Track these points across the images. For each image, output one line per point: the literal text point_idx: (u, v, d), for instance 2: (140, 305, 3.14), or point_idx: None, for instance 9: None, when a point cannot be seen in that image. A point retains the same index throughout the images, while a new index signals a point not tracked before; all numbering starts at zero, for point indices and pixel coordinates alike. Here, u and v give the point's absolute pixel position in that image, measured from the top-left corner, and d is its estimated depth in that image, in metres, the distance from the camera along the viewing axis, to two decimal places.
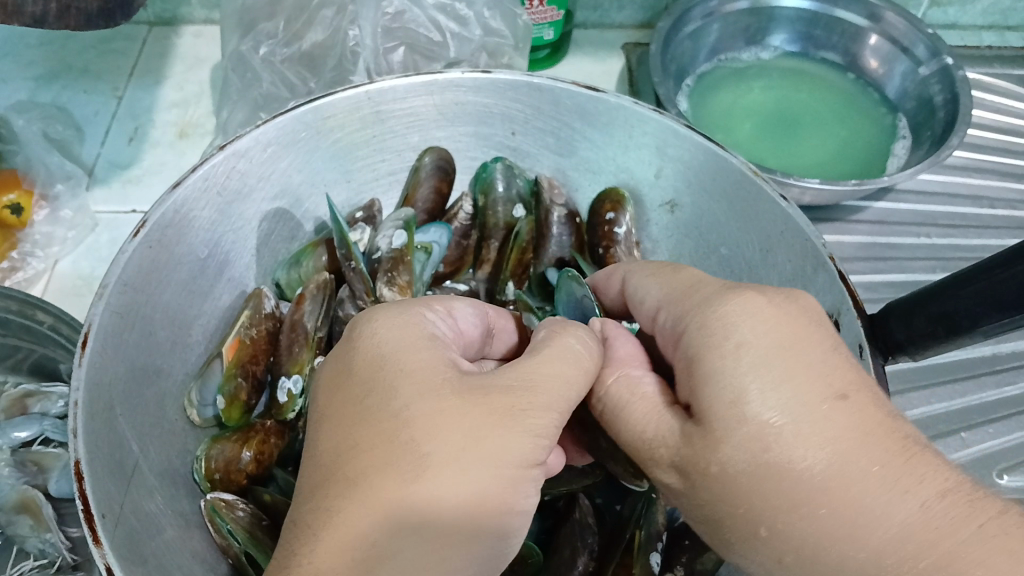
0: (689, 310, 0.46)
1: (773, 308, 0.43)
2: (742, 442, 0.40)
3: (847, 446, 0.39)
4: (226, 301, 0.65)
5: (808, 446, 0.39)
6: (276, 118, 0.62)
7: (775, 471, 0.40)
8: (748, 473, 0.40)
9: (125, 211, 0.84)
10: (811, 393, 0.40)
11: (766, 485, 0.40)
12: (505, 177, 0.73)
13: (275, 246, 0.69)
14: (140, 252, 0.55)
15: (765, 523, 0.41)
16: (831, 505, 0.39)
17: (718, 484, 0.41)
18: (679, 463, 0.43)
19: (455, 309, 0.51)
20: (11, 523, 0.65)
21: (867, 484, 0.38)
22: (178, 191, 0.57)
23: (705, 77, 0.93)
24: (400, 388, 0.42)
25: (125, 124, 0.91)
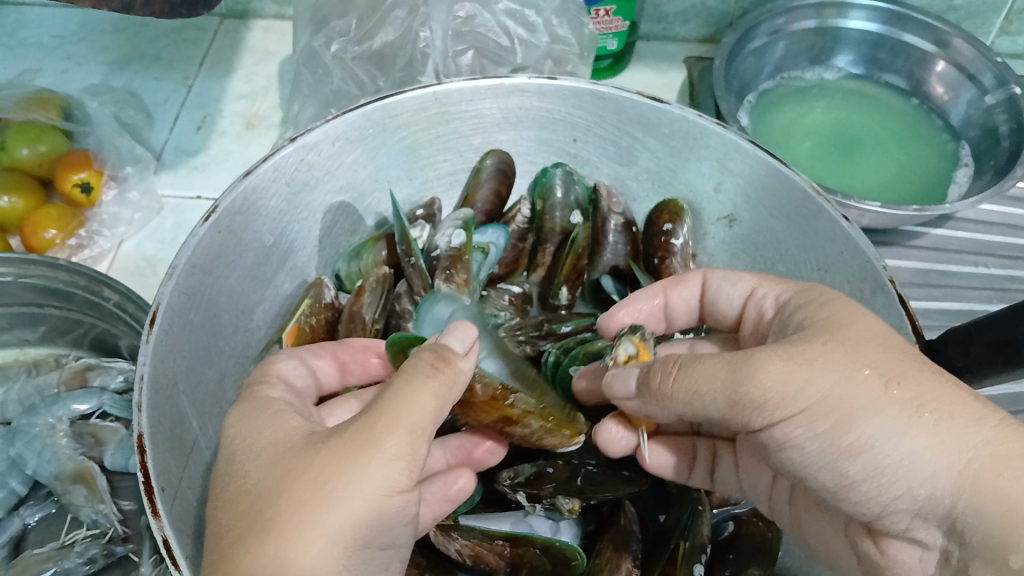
0: (798, 289, 0.51)
1: None
2: (853, 347, 0.42)
3: (947, 374, 0.41)
4: (287, 289, 0.67)
5: (914, 360, 0.41)
6: (346, 113, 0.63)
7: (874, 356, 0.41)
8: (854, 365, 0.41)
9: (191, 197, 0.86)
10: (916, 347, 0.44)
11: (868, 378, 0.40)
12: (564, 183, 0.73)
13: (337, 239, 0.70)
14: (210, 236, 0.57)
15: (888, 423, 0.39)
16: (944, 395, 0.39)
17: (825, 372, 0.41)
18: (780, 368, 0.41)
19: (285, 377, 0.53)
20: (67, 491, 0.66)
21: (970, 396, 0.39)
22: (248, 180, 0.59)
23: (766, 95, 0.93)
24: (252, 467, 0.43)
25: (193, 113, 0.93)
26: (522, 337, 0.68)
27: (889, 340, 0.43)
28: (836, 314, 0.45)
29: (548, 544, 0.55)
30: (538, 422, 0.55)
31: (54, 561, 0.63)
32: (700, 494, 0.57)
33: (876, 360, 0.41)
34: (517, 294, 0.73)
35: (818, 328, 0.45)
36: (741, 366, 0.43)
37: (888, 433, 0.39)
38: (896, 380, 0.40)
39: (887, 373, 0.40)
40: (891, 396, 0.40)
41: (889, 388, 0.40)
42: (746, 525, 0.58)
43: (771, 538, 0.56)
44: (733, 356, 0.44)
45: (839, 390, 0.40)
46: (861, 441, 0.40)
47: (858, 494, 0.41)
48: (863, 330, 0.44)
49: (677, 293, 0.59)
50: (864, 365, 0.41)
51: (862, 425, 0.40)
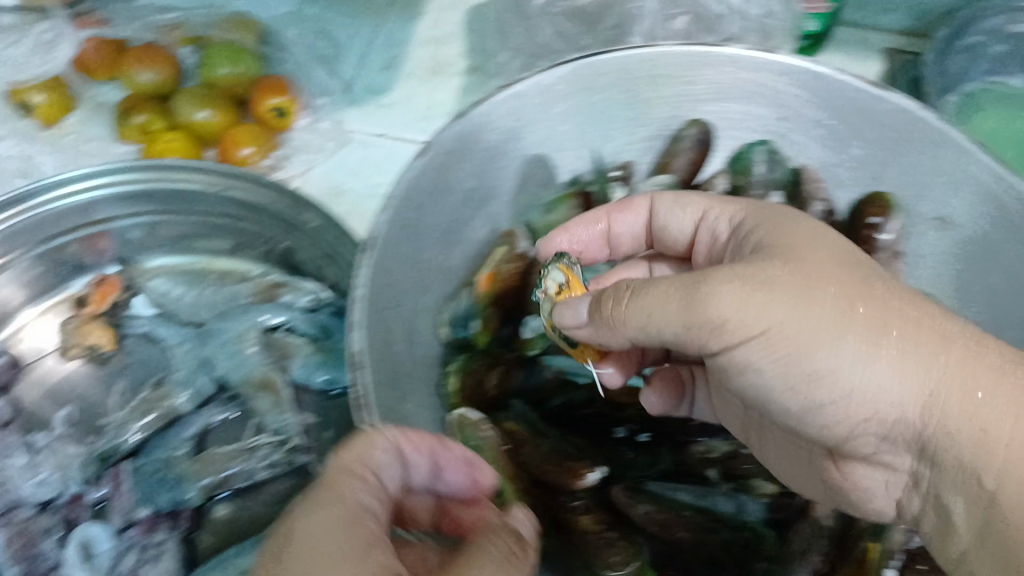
0: (750, 212, 0.55)
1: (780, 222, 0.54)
2: (840, 288, 0.44)
3: (903, 301, 0.45)
4: (482, 235, 0.67)
5: (876, 291, 0.45)
6: (558, 66, 0.63)
7: (830, 274, 0.45)
8: (818, 293, 0.44)
9: (376, 133, 0.85)
10: (873, 272, 0.47)
11: (831, 299, 0.44)
12: (767, 162, 0.71)
13: (532, 190, 0.70)
14: (422, 171, 0.58)
15: (876, 367, 0.44)
16: (918, 329, 0.44)
17: (786, 304, 0.44)
18: (729, 295, 0.44)
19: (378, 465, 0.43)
20: (253, 397, 0.68)
21: (933, 326, 0.44)
22: (459, 122, 0.60)
23: (970, 98, 0.87)
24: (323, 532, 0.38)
25: (381, 54, 0.90)
26: None
27: (851, 260, 0.47)
28: (784, 237, 0.49)
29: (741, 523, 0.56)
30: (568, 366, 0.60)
31: (240, 459, 0.65)
32: None
33: (836, 300, 0.44)
34: None
35: (782, 250, 0.48)
36: (693, 292, 0.45)
37: (866, 367, 0.44)
38: (892, 330, 0.44)
39: (849, 295, 0.44)
40: (856, 326, 0.44)
41: (864, 326, 0.44)
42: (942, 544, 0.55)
43: None
44: (685, 281, 0.46)
45: (803, 325, 0.44)
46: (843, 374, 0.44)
47: (829, 412, 0.47)
48: (804, 248, 0.47)
49: (621, 220, 0.63)
50: (828, 294, 0.44)
51: (842, 367, 0.44)
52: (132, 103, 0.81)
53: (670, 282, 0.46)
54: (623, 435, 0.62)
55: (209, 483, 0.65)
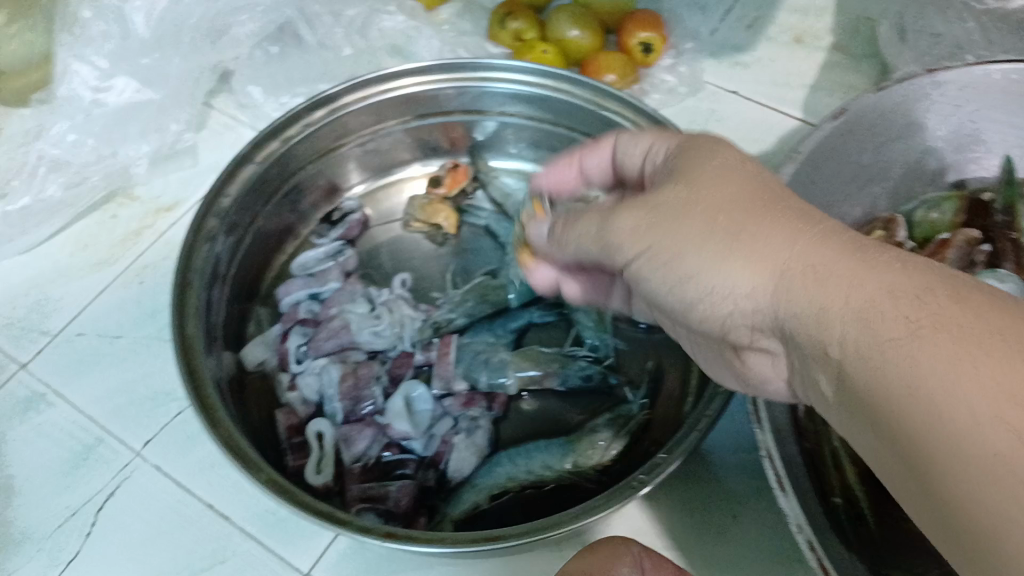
0: (686, 143, 0.45)
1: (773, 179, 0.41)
2: (734, 221, 0.38)
3: (791, 223, 0.37)
4: (859, 213, 0.65)
5: (787, 245, 0.36)
6: (988, 64, 0.59)
7: (732, 214, 0.38)
8: (727, 244, 0.37)
9: (728, 89, 0.85)
10: (796, 207, 0.38)
11: (741, 259, 0.37)
12: None
13: (915, 184, 0.67)
14: (832, 134, 0.58)
15: (738, 279, 0.37)
16: (775, 232, 0.36)
17: (703, 250, 0.38)
18: (707, 252, 0.38)
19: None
20: (579, 309, 0.68)
21: (909, 286, 0.31)
22: (879, 95, 0.59)
23: None
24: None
25: (746, 12, 0.90)
26: None
27: (730, 174, 0.40)
28: (726, 165, 0.41)
29: None
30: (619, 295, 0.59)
31: (560, 362, 0.66)
32: None
33: (681, 219, 0.40)
34: None
35: (677, 171, 0.43)
36: (675, 254, 0.40)
37: (720, 279, 0.38)
38: (723, 240, 0.38)
39: (718, 210, 0.39)
40: (904, 291, 0.31)
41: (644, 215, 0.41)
42: None
43: None
44: (603, 211, 0.45)
45: (682, 235, 0.39)
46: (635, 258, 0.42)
47: (702, 314, 0.41)
48: (699, 173, 0.41)
49: (586, 159, 0.52)
50: (672, 198, 0.41)
51: (697, 268, 0.39)
52: (510, 9, 0.84)
53: (637, 236, 0.41)
54: None
55: (530, 375, 0.65)
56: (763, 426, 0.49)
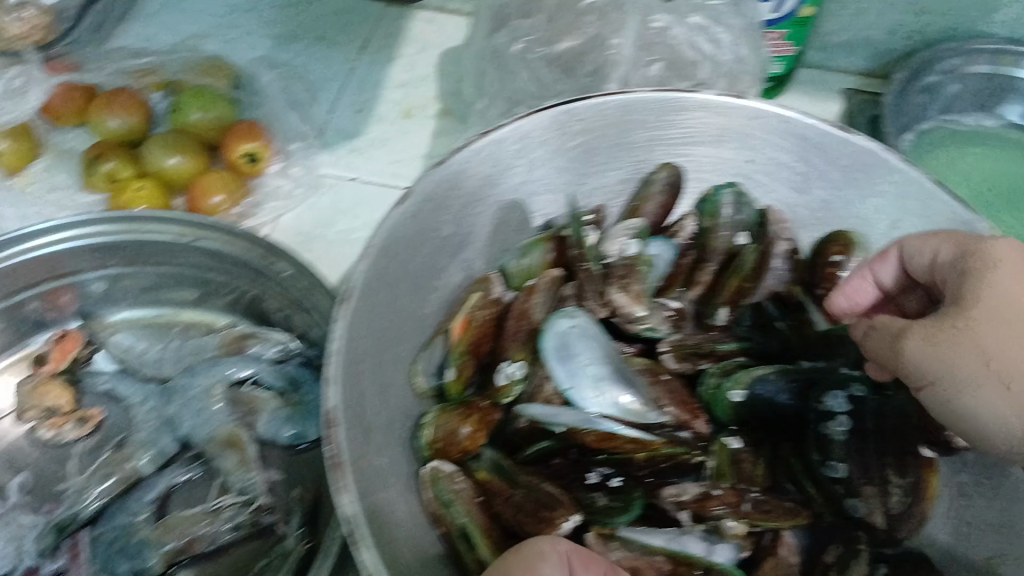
0: (969, 250, 0.54)
1: (1022, 280, 0.50)
2: (999, 366, 0.47)
3: (1003, 342, 0.48)
4: (456, 280, 0.67)
5: (1014, 358, 0.48)
6: (535, 113, 0.64)
7: (990, 356, 0.48)
8: (989, 378, 0.48)
9: (346, 178, 0.84)
10: None
11: (990, 374, 0.48)
12: (734, 204, 0.72)
13: (505, 237, 0.70)
14: (400, 220, 0.59)
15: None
16: (1013, 353, 0.48)
17: (959, 354, 0.48)
18: (988, 391, 0.48)
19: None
20: (217, 456, 0.69)
21: None
22: (439, 171, 0.61)
23: (925, 136, 0.93)
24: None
25: (353, 97, 0.91)
26: (683, 352, 0.68)
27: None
28: (1006, 293, 0.50)
29: (711, 566, 0.56)
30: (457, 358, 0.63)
31: (204, 521, 0.66)
32: (860, 534, 0.59)
33: (1021, 325, 0.48)
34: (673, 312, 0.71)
35: (976, 265, 0.52)
36: (943, 391, 0.49)
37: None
38: (993, 355, 0.48)
39: (1002, 368, 0.47)
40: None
41: (1002, 331, 0.48)
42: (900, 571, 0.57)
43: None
44: (889, 334, 0.53)
45: (969, 366, 0.48)
46: (996, 363, 0.48)
47: (970, 433, 0.49)
48: (994, 280, 0.51)
49: (882, 271, 0.62)
50: (1019, 308, 0.49)
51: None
52: (98, 152, 0.81)
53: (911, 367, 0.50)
54: (596, 480, 0.60)
55: (173, 547, 0.64)
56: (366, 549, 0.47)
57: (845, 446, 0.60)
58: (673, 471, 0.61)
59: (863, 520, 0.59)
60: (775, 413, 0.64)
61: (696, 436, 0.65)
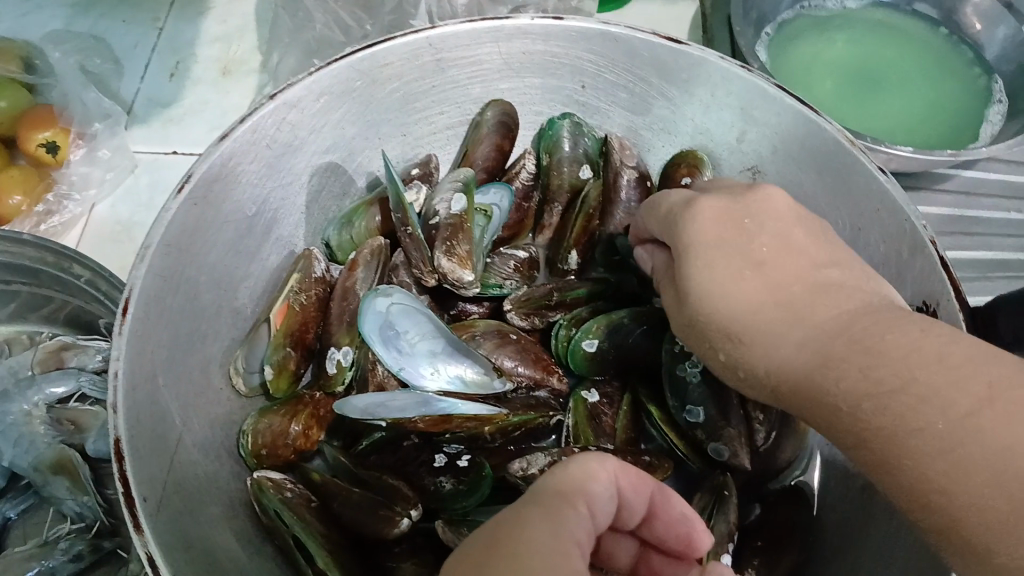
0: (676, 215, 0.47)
1: (720, 218, 0.45)
2: (731, 343, 0.43)
3: (725, 314, 0.42)
4: (274, 261, 0.60)
5: (754, 329, 0.41)
6: (329, 64, 0.57)
7: (720, 316, 0.43)
8: (724, 354, 0.43)
9: (166, 152, 0.81)
10: (734, 272, 0.43)
11: (721, 353, 0.43)
12: (572, 135, 0.68)
13: (326, 203, 0.64)
14: (184, 209, 0.51)
15: (787, 352, 0.40)
16: (743, 318, 0.42)
17: (731, 341, 0.42)
18: (739, 376, 0.43)
19: (599, 503, 0.34)
20: (48, 483, 0.64)
21: (780, 322, 0.41)
22: (224, 145, 0.53)
23: (785, 26, 0.88)
24: (545, 527, 0.32)
25: (166, 59, 0.86)
26: (530, 308, 0.63)
27: (746, 271, 0.43)
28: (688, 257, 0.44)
29: None
30: (277, 355, 0.57)
31: (38, 558, 0.61)
32: (725, 479, 0.54)
33: (752, 290, 0.42)
34: (523, 260, 0.66)
35: (678, 243, 0.46)
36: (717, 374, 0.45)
37: (768, 343, 0.41)
38: (723, 343, 0.43)
39: (727, 343, 0.43)
40: (824, 347, 0.38)
41: (717, 331, 0.43)
42: (774, 510, 0.54)
43: (804, 521, 0.54)
44: (676, 311, 0.46)
45: (711, 353, 0.44)
46: (724, 358, 0.43)
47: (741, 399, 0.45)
48: (693, 268, 0.44)
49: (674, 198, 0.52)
50: (711, 300, 0.43)
51: (750, 348, 0.41)
52: None
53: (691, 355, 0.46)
54: (442, 463, 0.55)
55: None
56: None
57: (702, 387, 0.57)
58: (524, 437, 0.58)
59: (728, 463, 0.56)
60: (630, 359, 0.60)
61: (554, 394, 0.61)
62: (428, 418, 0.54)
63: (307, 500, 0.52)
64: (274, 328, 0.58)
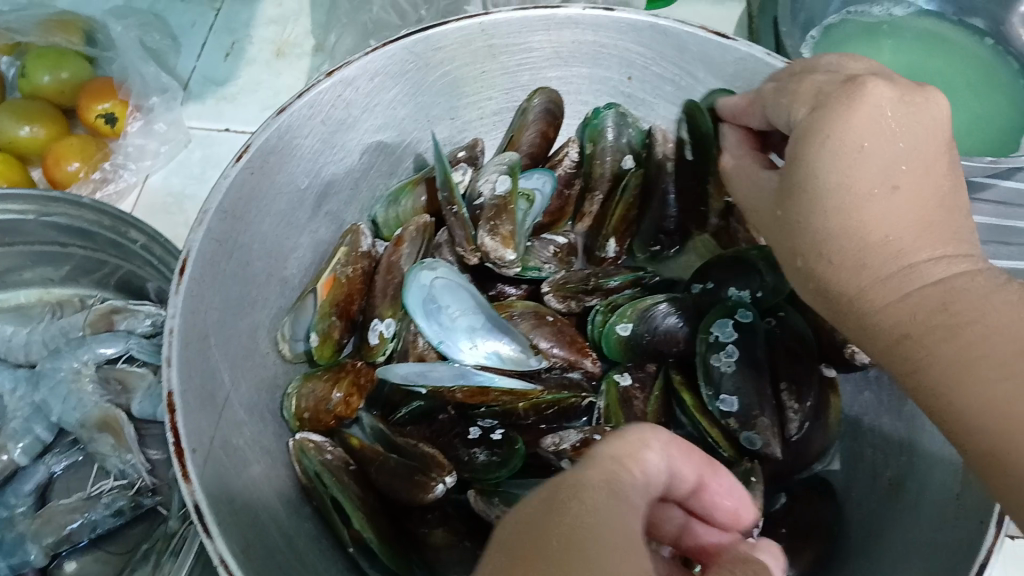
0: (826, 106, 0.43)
1: (869, 116, 0.42)
2: (831, 253, 0.43)
3: (838, 219, 0.42)
4: (323, 234, 0.62)
5: (852, 243, 0.42)
6: (386, 45, 0.59)
7: (834, 222, 0.42)
8: (814, 257, 0.44)
9: (219, 129, 0.83)
10: (859, 178, 0.42)
11: (812, 255, 0.44)
12: (617, 126, 0.68)
13: (374, 182, 0.65)
14: (242, 177, 0.53)
15: (876, 283, 0.41)
16: (856, 231, 0.42)
17: (829, 246, 0.43)
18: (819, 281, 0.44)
19: (651, 472, 0.35)
20: (93, 440, 0.66)
21: (880, 248, 0.41)
22: (281, 118, 0.55)
23: (832, 30, 0.89)
24: (606, 520, 0.31)
25: (222, 39, 0.88)
26: (568, 291, 0.64)
27: (873, 192, 0.41)
28: (831, 156, 0.42)
29: None
30: (322, 324, 0.59)
31: (82, 511, 0.64)
32: (752, 466, 0.54)
33: (873, 206, 0.41)
34: (562, 246, 0.68)
35: (802, 139, 0.43)
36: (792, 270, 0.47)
37: (856, 261, 0.42)
38: (820, 252, 0.43)
39: (824, 248, 0.43)
40: (920, 300, 0.39)
41: (804, 236, 0.44)
42: (801, 500, 0.55)
43: (830, 518, 0.54)
44: (785, 208, 0.46)
45: (803, 253, 0.45)
46: (802, 262, 0.45)
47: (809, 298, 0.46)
48: (813, 164, 0.43)
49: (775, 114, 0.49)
50: (827, 215, 0.43)
51: (834, 263, 0.43)
52: None
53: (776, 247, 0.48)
54: (476, 435, 0.57)
55: (52, 541, 0.63)
56: (215, 536, 0.42)
57: (735, 377, 0.57)
58: (557, 416, 0.59)
59: (761, 454, 0.56)
60: (664, 344, 0.61)
61: (587, 376, 0.61)
62: (466, 389, 0.56)
63: (346, 464, 0.54)
64: (319, 296, 0.59)
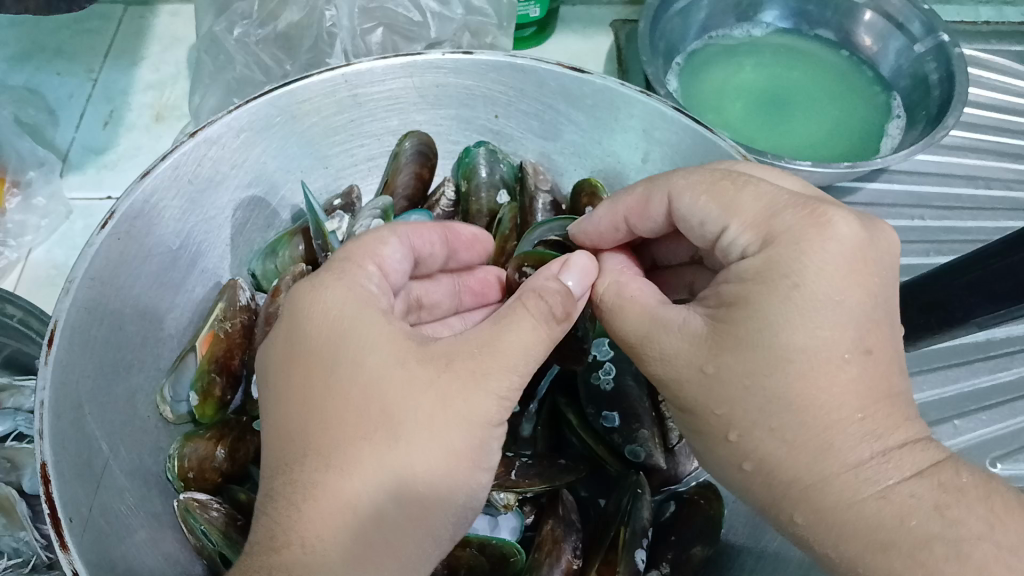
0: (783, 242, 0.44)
1: (843, 266, 0.43)
2: (778, 397, 0.43)
3: (799, 374, 0.43)
4: (200, 293, 0.63)
5: (811, 398, 0.42)
6: (250, 101, 0.60)
7: (789, 373, 0.43)
8: (750, 394, 0.44)
9: (101, 197, 0.83)
10: (836, 323, 0.43)
11: (746, 391, 0.44)
12: (488, 162, 0.71)
13: (250, 236, 0.66)
14: (109, 244, 0.53)
15: (835, 448, 0.42)
16: (819, 386, 0.42)
17: (777, 389, 0.43)
18: (746, 418, 0.44)
19: (387, 262, 0.50)
20: None
21: (840, 413, 0.42)
22: (146, 181, 0.56)
23: (695, 55, 0.94)
24: (360, 344, 0.43)
25: (100, 107, 0.88)
26: None
27: (845, 358, 0.42)
28: (801, 299, 0.43)
29: (485, 543, 0.55)
30: (202, 381, 0.60)
31: None
32: (639, 478, 0.56)
33: (833, 364, 0.42)
34: None
35: (762, 282, 0.44)
36: (696, 393, 0.46)
37: (809, 413, 0.42)
38: (767, 395, 0.43)
39: (771, 391, 0.43)
40: (896, 494, 0.40)
41: (751, 397, 0.44)
42: (687, 505, 0.57)
43: (714, 516, 0.56)
44: (718, 336, 0.45)
45: (736, 389, 0.44)
46: (737, 436, 0.45)
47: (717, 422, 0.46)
48: (781, 323, 0.43)
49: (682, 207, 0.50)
50: (790, 359, 0.43)
51: (784, 412, 0.43)
52: None
53: (672, 351, 0.47)
54: None
55: None
56: None
57: (614, 394, 0.62)
58: None
59: (646, 463, 0.59)
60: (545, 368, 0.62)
61: None
62: None
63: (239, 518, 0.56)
64: (195, 355, 0.60)
